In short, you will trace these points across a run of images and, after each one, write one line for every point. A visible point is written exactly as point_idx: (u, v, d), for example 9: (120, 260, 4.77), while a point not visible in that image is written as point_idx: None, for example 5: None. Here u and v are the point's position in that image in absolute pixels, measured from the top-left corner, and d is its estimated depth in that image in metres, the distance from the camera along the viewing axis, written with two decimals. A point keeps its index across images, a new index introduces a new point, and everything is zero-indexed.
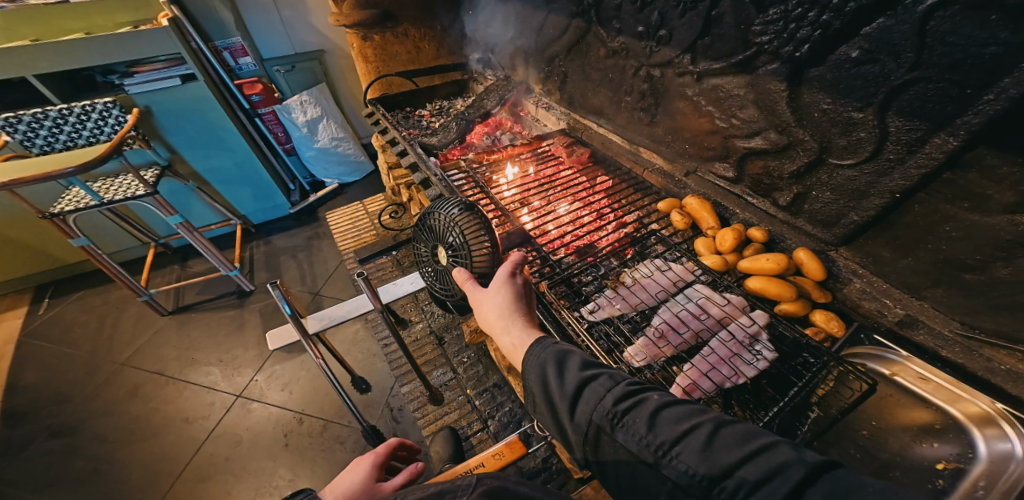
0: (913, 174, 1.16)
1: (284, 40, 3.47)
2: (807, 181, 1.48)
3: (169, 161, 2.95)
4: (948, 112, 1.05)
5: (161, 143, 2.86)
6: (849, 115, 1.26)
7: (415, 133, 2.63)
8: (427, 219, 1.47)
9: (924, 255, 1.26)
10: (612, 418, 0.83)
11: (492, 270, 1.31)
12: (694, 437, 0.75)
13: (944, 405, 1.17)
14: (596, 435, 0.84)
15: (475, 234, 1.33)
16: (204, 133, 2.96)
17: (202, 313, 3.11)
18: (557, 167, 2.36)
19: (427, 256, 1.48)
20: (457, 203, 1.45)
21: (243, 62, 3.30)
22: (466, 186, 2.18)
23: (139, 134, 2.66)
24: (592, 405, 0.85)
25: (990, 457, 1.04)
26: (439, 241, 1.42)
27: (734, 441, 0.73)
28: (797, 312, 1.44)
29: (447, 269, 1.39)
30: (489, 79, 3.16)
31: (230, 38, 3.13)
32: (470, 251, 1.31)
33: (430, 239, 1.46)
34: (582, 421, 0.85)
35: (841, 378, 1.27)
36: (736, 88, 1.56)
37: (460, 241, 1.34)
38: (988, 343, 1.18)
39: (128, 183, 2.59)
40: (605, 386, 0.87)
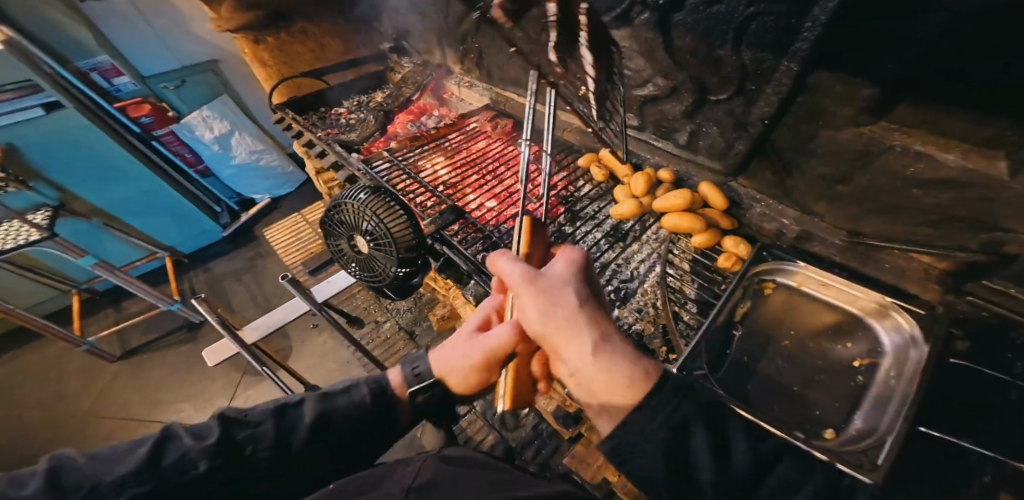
0: (773, 100, 1.20)
1: (166, 54, 3.06)
2: (697, 119, 1.48)
3: (61, 200, 2.76)
4: (783, 41, 1.09)
5: (44, 182, 2.64)
6: (712, 53, 1.27)
7: (333, 132, 2.48)
8: (336, 210, 1.33)
9: (803, 173, 1.33)
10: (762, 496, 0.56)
11: (416, 253, 1.27)
12: (748, 449, 0.58)
13: (847, 306, 1.22)
14: None
15: (393, 217, 1.25)
16: (94, 164, 2.77)
17: (156, 353, 3.02)
18: (487, 142, 2.28)
19: (347, 248, 1.38)
20: (364, 186, 1.33)
21: (120, 82, 2.92)
22: (394, 177, 2.02)
23: (10, 175, 2.42)
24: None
25: (894, 349, 1.10)
26: (353, 228, 1.32)
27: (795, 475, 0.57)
28: (708, 242, 1.46)
29: (368, 256, 1.32)
30: (407, 66, 3.02)
31: (95, 56, 2.74)
32: (392, 236, 1.24)
33: (344, 231, 1.34)
34: None
35: (756, 296, 1.31)
36: (621, 41, 1.55)
37: (377, 226, 1.25)
38: (872, 244, 1.29)
39: (17, 229, 2.35)
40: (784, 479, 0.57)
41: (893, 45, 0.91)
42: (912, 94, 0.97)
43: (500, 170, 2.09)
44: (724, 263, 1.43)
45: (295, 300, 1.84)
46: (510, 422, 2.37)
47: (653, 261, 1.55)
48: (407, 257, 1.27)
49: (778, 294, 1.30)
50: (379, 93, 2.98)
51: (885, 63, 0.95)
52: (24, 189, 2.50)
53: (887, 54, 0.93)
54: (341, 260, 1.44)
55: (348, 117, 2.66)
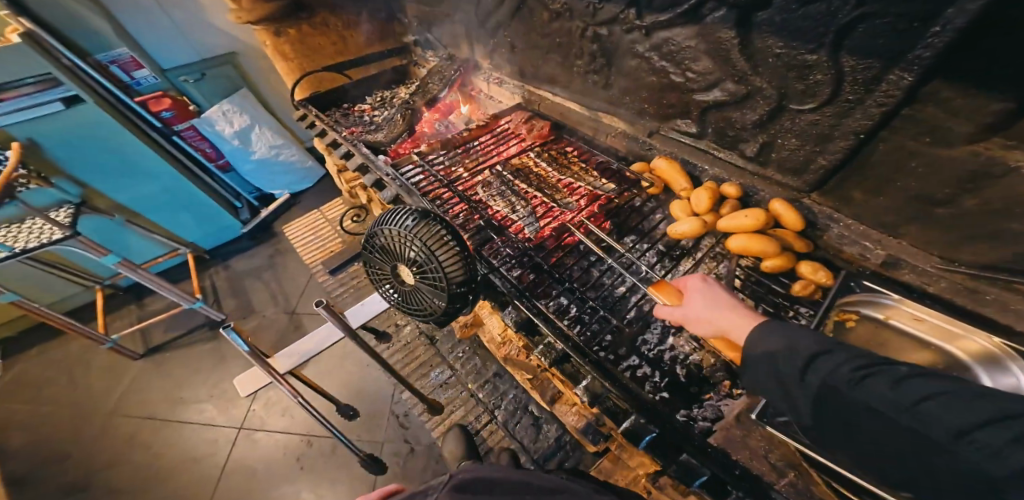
0: (874, 113, 1.07)
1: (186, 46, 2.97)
2: (771, 129, 1.34)
3: (82, 196, 2.70)
4: (884, 48, 0.97)
5: (66, 178, 2.59)
6: (802, 58, 1.13)
7: (357, 131, 2.34)
8: (376, 236, 1.22)
9: (895, 193, 1.19)
10: (815, 368, 0.71)
11: (470, 285, 1.18)
12: (807, 342, 0.74)
13: (943, 343, 1.10)
14: (828, 399, 0.69)
15: (443, 246, 1.15)
16: (116, 160, 2.70)
17: (177, 351, 2.99)
18: (522, 151, 2.04)
19: (388, 276, 1.28)
20: (411, 210, 1.20)
21: (140, 76, 2.82)
22: (426, 183, 1.87)
23: (32, 172, 2.36)
24: (823, 370, 0.70)
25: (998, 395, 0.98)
26: (397, 258, 1.21)
27: (843, 356, 0.70)
28: (784, 266, 1.33)
29: (414, 288, 1.23)
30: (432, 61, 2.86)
31: (114, 48, 2.63)
32: (442, 268, 1.14)
33: (386, 259, 1.23)
34: (811, 385, 0.71)
35: (838, 329, 1.20)
36: (686, 40, 1.41)
37: (424, 255, 1.15)
38: (970, 275, 1.12)
39: (38, 227, 2.30)
40: (841, 355, 0.70)
41: None
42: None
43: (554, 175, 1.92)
44: (800, 291, 1.30)
45: (329, 328, 1.76)
46: (532, 433, 2.27)
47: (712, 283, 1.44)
48: (456, 291, 1.17)
49: (862, 325, 1.20)
50: (403, 88, 2.85)
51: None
52: (48, 186, 2.45)
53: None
54: (380, 284, 1.34)
55: (372, 115, 2.54)
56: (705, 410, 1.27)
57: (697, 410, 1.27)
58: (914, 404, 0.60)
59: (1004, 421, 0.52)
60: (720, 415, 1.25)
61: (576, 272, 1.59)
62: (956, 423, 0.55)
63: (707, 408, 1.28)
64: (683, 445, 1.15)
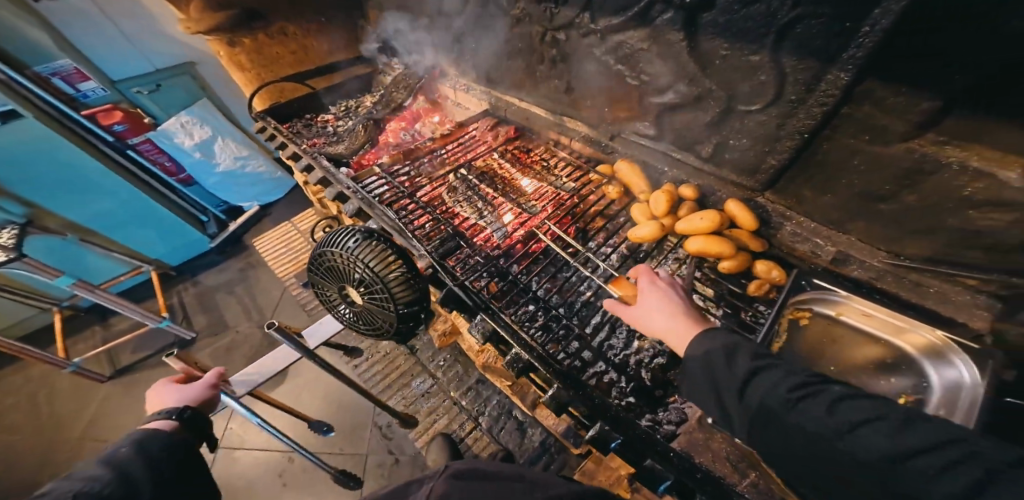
0: (815, 113, 1.08)
1: (138, 57, 2.84)
2: (723, 130, 1.34)
3: (28, 216, 2.57)
4: (816, 50, 0.98)
5: (9, 198, 2.45)
6: (747, 59, 1.14)
7: (319, 142, 2.28)
8: (320, 258, 1.21)
9: (842, 191, 1.20)
10: (754, 387, 0.71)
11: (419, 301, 1.20)
12: (746, 363, 0.75)
13: (892, 338, 1.13)
14: (765, 419, 0.69)
15: (387, 264, 1.15)
16: (67, 177, 2.60)
17: (147, 371, 2.89)
18: (487, 153, 2.02)
19: (336, 296, 1.27)
20: (353, 231, 1.21)
21: (86, 88, 2.66)
22: (390, 194, 1.82)
23: None
24: (760, 388, 0.70)
25: (943, 386, 1.00)
26: (343, 279, 1.20)
27: (781, 375, 0.70)
28: (740, 267, 1.35)
29: (364, 307, 1.22)
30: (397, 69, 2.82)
31: (56, 60, 2.49)
32: (387, 285, 1.14)
33: (332, 280, 1.23)
34: (752, 404, 0.71)
35: (793, 329, 1.23)
36: (639, 43, 1.41)
37: (369, 273, 1.15)
38: (914, 270, 1.16)
39: None
40: (777, 373, 0.71)
41: (966, 52, 0.78)
42: (980, 107, 0.83)
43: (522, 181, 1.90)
44: (755, 291, 1.33)
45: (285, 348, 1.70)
46: (517, 438, 2.25)
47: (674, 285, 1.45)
48: (405, 309, 1.18)
49: (815, 323, 1.23)
50: (369, 97, 2.80)
51: (946, 73, 0.83)
52: None
53: (957, 58, 0.80)
54: (331, 305, 1.32)
55: (337, 125, 2.48)
56: (670, 413, 1.30)
57: (662, 414, 1.29)
58: (848, 429, 0.60)
59: (941, 449, 0.53)
60: (684, 418, 1.27)
61: (543, 279, 1.57)
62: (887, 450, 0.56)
63: (672, 411, 1.30)
64: (647, 451, 1.16)
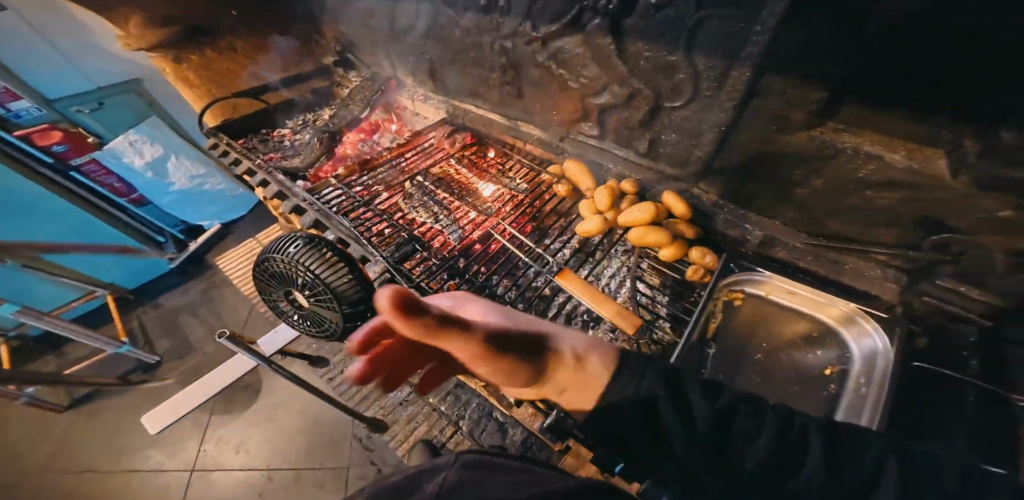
0: (727, 107, 1.17)
1: (76, 74, 2.64)
2: (654, 126, 1.42)
3: None
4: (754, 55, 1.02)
5: None
6: (666, 59, 1.22)
7: (275, 157, 2.27)
8: (266, 265, 1.23)
9: (763, 178, 1.28)
10: (778, 454, 0.66)
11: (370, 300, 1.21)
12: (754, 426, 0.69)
13: (814, 313, 1.22)
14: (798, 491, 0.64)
15: (331, 266, 1.17)
16: (8, 202, 2.49)
17: (108, 398, 2.77)
18: (444, 159, 2.06)
19: (285, 304, 1.29)
20: (297, 236, 1.22)
21: (18, 108, 2.44)
22: (345, 203, 1.82)
23: None
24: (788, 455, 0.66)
25: (862, 356, 1.10)
26: (286, 282, 1.23)
27: (750, 423, 0.69)
28: (676, 254, 1.43)
29: (311, 311, 1.24)
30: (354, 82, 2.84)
31: None
32: (330, 287, 1.16)
33: (279, 286, 1.25)
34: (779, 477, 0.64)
35: (727, 310, 1.29)
36: (575, 47, 1.47)
37: (311, 278, 1.16)
38: (831, 247, 1.26)
39: None
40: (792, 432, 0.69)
41: (838, 43, 0.88)
42: (954, 102, 0.81)
43: (479, 184, 1.93)
44: (692, 276, 1.40)
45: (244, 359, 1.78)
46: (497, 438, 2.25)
47: (623, 276, 1.52)
48: (351, 309, 1.19)
49: (747, 303, 1.30)
50: (326, 111, 2.79)
51: (898, 74, 0.85)
52: None
53: (911, 57, 0.81)
54: (281, 314, 1.33)
55: (294, 139, 2.47)
56: None
57: None
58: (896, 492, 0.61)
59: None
60: None
61: (504, 277, 1.58)
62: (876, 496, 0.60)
63: None
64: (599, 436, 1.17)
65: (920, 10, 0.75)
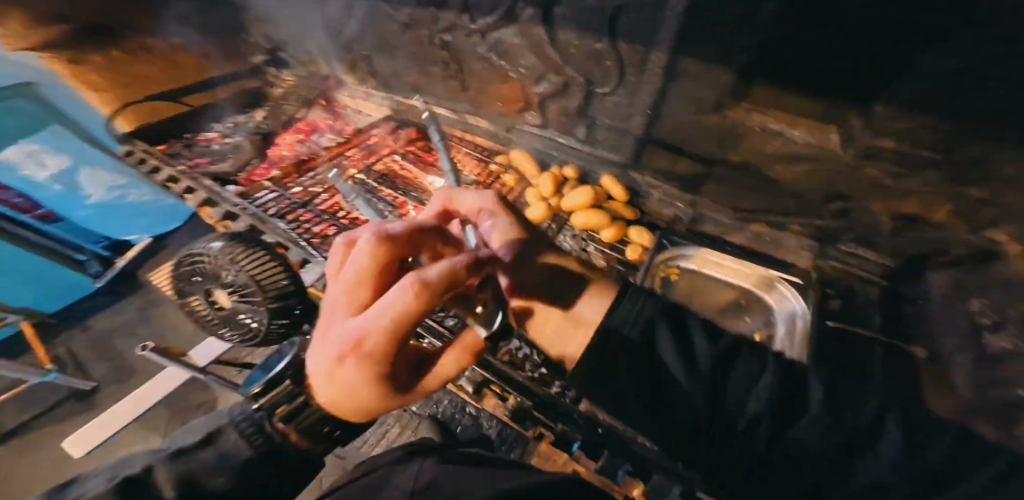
0: (650, 90, 1.28)
1: None
2: (590, 112, 1.49)
3: None
4: (753, 58, 1.01)
5: None
6: (594, 47, 1.27)
7: (202, 161, 2.10)
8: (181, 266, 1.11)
9: (688, 157, 1.42)
10: (739, 378, 0.66)
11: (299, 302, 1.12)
12: (710, 346, 0.71)
13: (742, 282, 1.30)
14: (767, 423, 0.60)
15: (259, 265, 1.06)
16: None
17: (42, 429, 2.54)
18: (388, 156, 2.02)
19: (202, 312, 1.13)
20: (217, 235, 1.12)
21: None
22: (282, 206, 1.72)
23: None
24: (746, 383, 0.65)
25: (783, 318, 1.19)
26: (194, 286, 1.11)
27: (755, 367, 0.67)
28: (618, 235, 1.51)
29: (231, 314, 1.09)
30: (287, 80, 2.66)
31: None
32: (256, 289, 1.03)
33: (195, 289, 1.11)
34: (741, 404, 0.63)
35: (664, 285, 1.36)
36: (512, 38, 1.48)
37: (234, 280, 1.03)
38: (750, 218, 1.45)
39: None
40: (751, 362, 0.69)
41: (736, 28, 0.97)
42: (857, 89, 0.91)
43: (427, 178, 1.93)
44: (633, 256, 1.46)
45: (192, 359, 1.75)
46: None
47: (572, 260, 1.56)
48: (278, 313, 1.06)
49: (682, 277, 1.37)
50: (258, 112, 2.54)
51: (902, 71, 0.82)
52: None
53: (882, 55, 0.82)
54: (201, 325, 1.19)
55: (223, 143, 2.27)
56: None
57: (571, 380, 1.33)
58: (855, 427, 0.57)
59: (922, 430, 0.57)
60: None
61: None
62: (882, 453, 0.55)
63: None
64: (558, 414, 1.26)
65: (920, 10, 0.71)
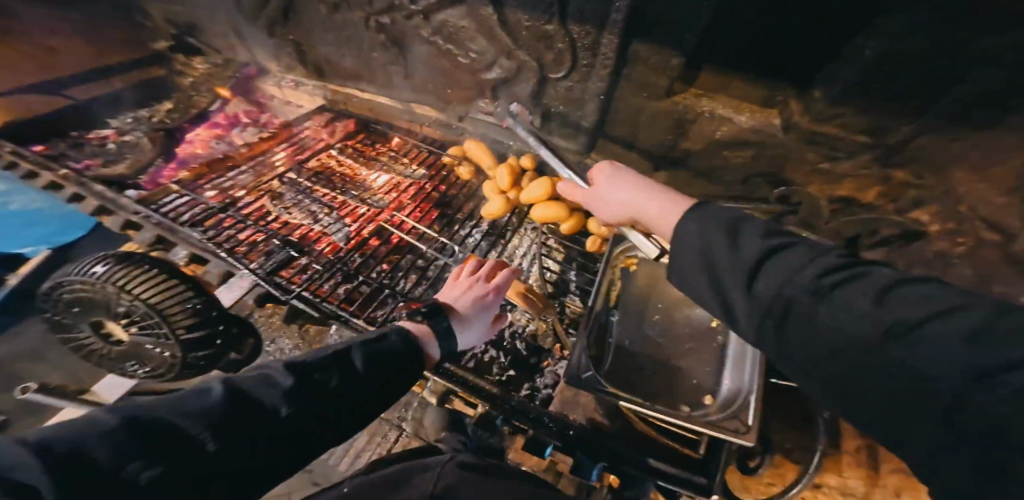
0: (604, 74, 1.24)
1: None
2: (544, 100, 1.43)
3: None
4: (747, 52, 1.03)
5: None
6: (544, 29, 1.21)
7: (93, 163, 1.78)
8: (69, 296, 1.15)
9: (642, 143, 1.41)
10: (773, 270, 0.55)
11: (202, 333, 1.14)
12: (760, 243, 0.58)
13: None
14: (782, 315, 0.52)
15: (159, 294, 1.09)
16: None
17: None
18: (324, 150, 1.81)
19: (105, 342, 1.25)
20: (101, 258, 1.14)
21: None
22: (197, 212, 1.45)
23: None
24: (780, 276, 0.53)
25: None
26: (97, 314, 1.17)
27: (804, 257, 0.54)
28: (577, 226, 1.44)
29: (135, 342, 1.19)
30: (199, 68, 2.35)
31: None
32: (155, 317, 1.10)
33: (90, 318, 1.19)
34: (763, 294, 0.54)
35: (626, 278, 1.37)
36: (459, 20, 1.36)
37: (131, 308, 1.10)
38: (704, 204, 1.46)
39: None
40: (803, 256, 0.54)
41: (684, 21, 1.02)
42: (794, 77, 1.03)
43: (369, 173, 1.74)
44: (593, 248, 1.44)
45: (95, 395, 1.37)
46: None
47: (533, 255, 1.51)
48: (191, 339, 1.14)
49: (641, 268, 1.38)
50: (166, 104, 2.27)
51: (827, 61, 0.95)
52: None
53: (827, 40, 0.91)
54: (100, 355, 1.29)
55: (120, 142, 1.97)
56: (546, 377, 1.33)
57: (539, 380, 1.31)
58: (906, 325, 0.42)
59: None
60: (557, 380, 1.31)
61: (411, 273, 1.41)
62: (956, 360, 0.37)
63: (547, 375, 1.32)
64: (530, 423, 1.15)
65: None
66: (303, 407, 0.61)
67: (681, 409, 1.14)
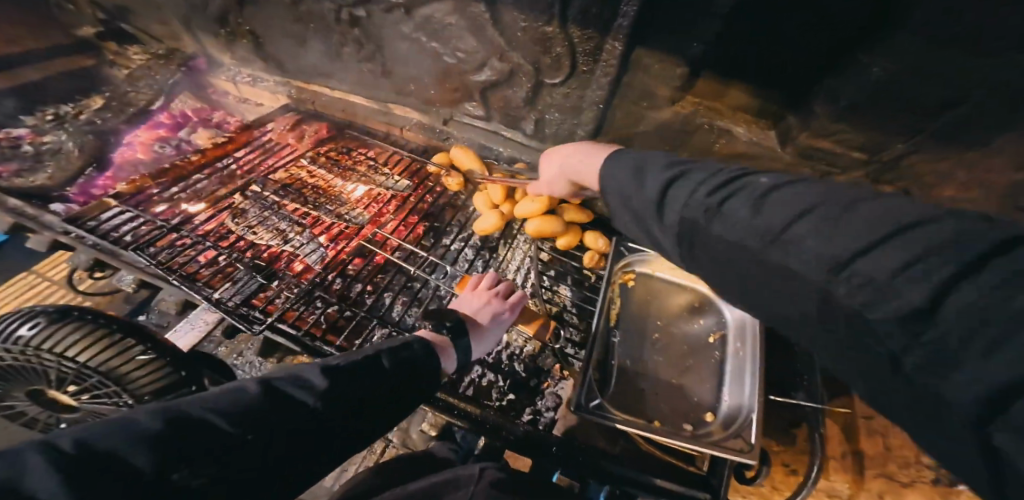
0: (604, 82, 1.16)
1: None
2: (538, 105, 1.35)
3: None
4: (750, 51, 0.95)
5: None
6: (543, 30, 1.11)
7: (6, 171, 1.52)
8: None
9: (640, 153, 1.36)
10: (675, 198, 0.63)
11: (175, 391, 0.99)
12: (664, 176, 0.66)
13: (696, 285, 1.34)
14: (690, 236, 0.61)
15: (108, 351, 0.94)
16: None
17: None
18: (294, 161, 1.61)
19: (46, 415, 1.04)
20: (27, 315, 0.95)
21: None
22: (144, 233, 1.26)
23: None
24: (681, 201, 0.62)
25: (735, 321, 1.24)
26: (35, 382, 0.98)
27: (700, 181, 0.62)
28: (573, 241, 1.39)
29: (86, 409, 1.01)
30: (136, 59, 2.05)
31: None
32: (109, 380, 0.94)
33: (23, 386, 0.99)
34: (672, 222, 0.63)
35: (624, 295, 1.33)
36: (446, 16, 1.23)
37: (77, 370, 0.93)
38: None
39: None
40: (697, 179, 0.62)
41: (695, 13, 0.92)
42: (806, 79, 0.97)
43: (345, 184, 1.58)
44: (589, 263, 1.40)
45: None
46: None
47: (527, 269, 1.44)
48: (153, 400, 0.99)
49: (638, 283, 1.36)
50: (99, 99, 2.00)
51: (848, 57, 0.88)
52: None
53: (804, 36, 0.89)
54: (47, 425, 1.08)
55: (37, 143, 1.70)
56: (547, 400, 1.27)
57: (541, 403, 1.26)
58: (774, 229, 0.51)
59: (903, 233, 0.40)
60: (559, 401, 1.27)
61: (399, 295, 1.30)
62: (815, 253, 0.46)
63: (548, 397, 1.27)
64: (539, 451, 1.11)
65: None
66: (328, 408, 0.68)
67: (683, 428, 1.11)
